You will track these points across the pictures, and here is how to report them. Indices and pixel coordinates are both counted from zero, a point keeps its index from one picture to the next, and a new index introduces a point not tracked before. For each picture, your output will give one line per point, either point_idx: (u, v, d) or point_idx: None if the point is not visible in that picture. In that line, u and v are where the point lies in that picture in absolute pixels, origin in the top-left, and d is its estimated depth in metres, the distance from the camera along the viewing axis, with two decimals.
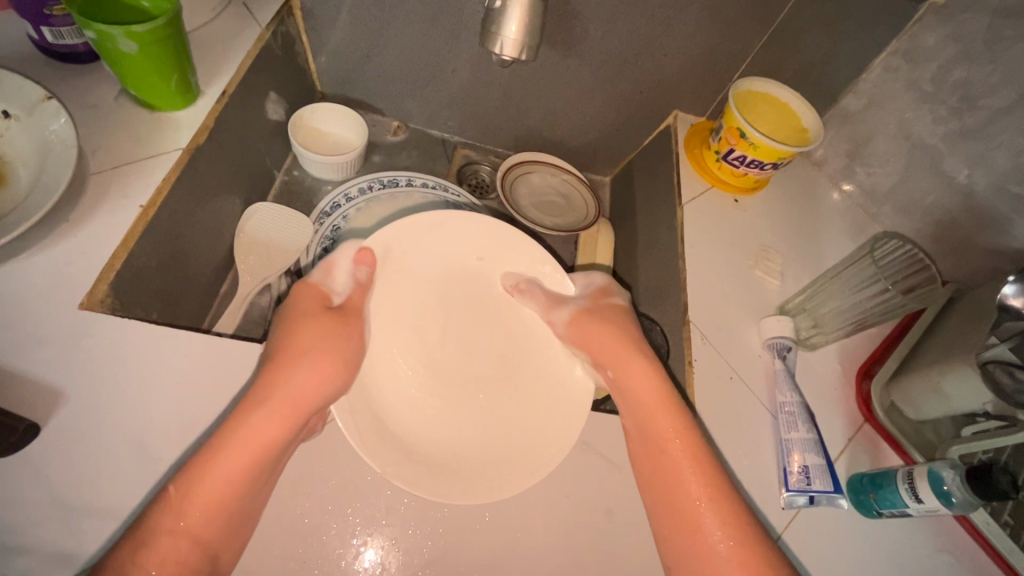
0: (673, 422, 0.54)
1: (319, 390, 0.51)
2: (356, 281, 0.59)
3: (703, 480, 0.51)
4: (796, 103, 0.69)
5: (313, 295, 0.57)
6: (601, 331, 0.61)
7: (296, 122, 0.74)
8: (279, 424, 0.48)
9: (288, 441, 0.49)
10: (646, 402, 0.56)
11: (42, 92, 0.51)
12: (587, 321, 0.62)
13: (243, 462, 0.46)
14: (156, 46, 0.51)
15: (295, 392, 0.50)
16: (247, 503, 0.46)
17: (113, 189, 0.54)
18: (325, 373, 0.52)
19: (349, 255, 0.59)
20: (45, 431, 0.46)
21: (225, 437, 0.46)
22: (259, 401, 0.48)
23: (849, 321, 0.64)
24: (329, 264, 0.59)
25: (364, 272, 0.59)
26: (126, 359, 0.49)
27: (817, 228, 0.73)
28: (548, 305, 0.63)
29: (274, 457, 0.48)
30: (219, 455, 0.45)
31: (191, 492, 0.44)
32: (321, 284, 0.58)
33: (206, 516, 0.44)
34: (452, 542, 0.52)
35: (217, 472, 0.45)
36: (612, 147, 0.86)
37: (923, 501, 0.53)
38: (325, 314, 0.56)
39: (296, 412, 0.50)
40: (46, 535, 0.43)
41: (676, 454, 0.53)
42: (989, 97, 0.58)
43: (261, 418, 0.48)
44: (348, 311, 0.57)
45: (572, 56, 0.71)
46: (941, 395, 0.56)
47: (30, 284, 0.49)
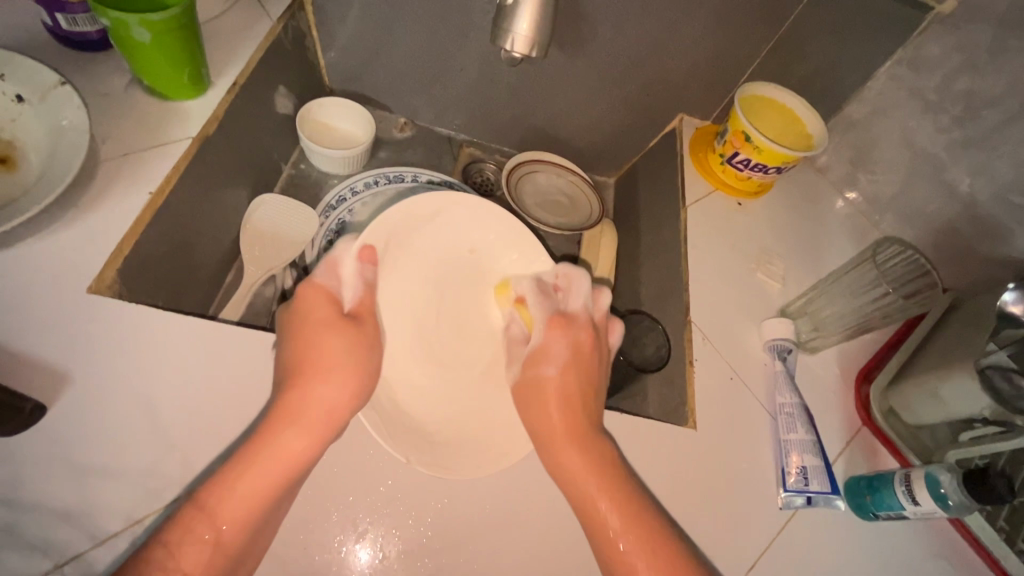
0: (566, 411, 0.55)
1: (349, 405, 0.51)
2: (364, 280, 0.57)
3: (614, 508, 0.50)
4: (802, 109, 0.70)
5: (320, 297, 0.54)
6: (559, 351, 0.58)
7: (305, 109, 0.74)
8: (311, 441, 0.48)
9: (318, 456, 0.49)
10: (546, 425, 0.55)
11: (56, 77, 0.52)
12: (551, 346, 0.58)
13: (277, 477, 0.46)
14: (170, 36, 0.52)
15: (325, 408, 0.50)
16: (274, 514, 0.47)
17: (122, 175, 0.54)
18: (353, 390, 0.52)
19: (352, 254, 0.57)
20: (50, 413, 0.46)
21: (259, 452, 0.46)
22: (291, 417, 0.48)
23: (850, 326, 0.65)
24: (332, 262, 0.57)
25: (369, 270, 0.57)
26: (127, 346, 0.49)
27: (820, 233, 0.74)
28: (542, 298, 0.62)
29: (303, 472, 0.48)
30: (250, 468, 0.45)
31: (221, 505, 0.44)
32: (327, 285, 0.55)
33: (237, 524, 0.44)
34: (454, 535, 0.51)
35: (248, 488, 0.45)
36: (617, 148, 0.87)
37: (921, 504, 0.53)
38: (340, 319, 0.54)
39: (327, 428, 0.50)
40: (49, 510, 0.43)
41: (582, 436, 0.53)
42: (993, 107, 0.59)
43: (293, 438, 0.47)
44: (360, 316, 0.56)
45: (580, 57, 0.71)
46: (939, 401, 0.57)
47: (35, 267, 0.49)
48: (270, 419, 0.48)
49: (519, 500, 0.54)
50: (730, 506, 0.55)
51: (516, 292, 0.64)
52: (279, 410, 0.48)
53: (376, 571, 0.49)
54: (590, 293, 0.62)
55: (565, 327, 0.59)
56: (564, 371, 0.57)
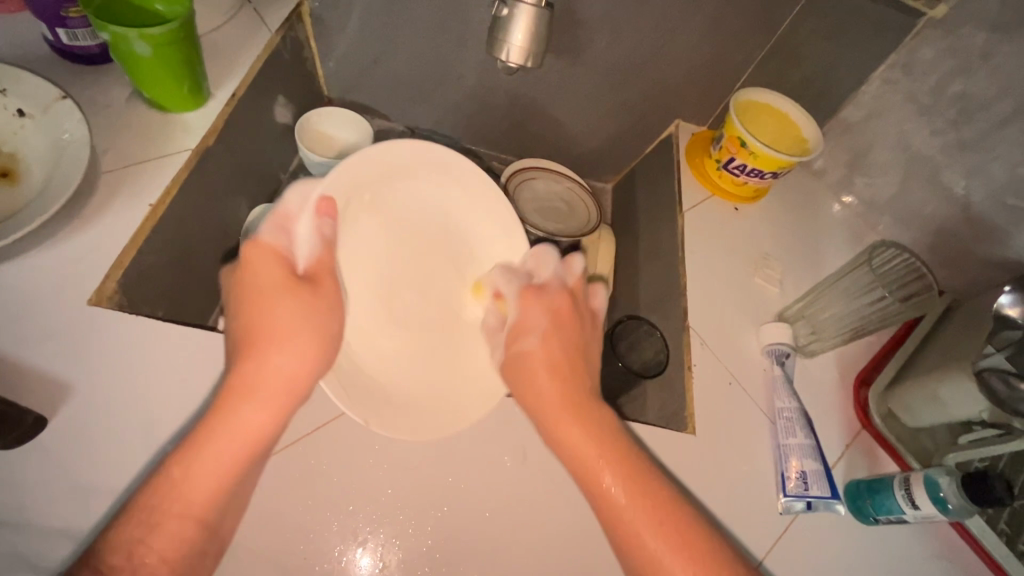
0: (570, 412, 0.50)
1: (309, 374, 0.48)
2: (322, 237, 0.50)
3: (617, 473, 0.47)
4: (797, 114, 0.70)
5: (267, 256, 0.49)
6: (538, 319, 0.55)
7: (311, 113, 0.75)
8: (271, 413, 0.46)
9: (279, 427, 0.47)
10: (539, 406, 0.52)
11: (57, 92, 0.52)
12: (531, 318, 0.55)
13: (240, 449, 0.45)
14: (171, 49, 0.52)
15: (282, 378, 0.47)
16: (239, 491, 0.45)
17: (123, 186, 0.54)
18: (315, 360, 0.48)
19: (307, 210, 0.50)
20: (51, 425, 0.46)
21: (218, 423, 0.45)
22: (246, 395, 0.46)
23: (847, 329, 0.66)
24: (285, 219, 0.50)
25: (328, 227, 0.50)
26: (126, 357, 0.49)
27: (817, 236, 0.74)
28: (510, 279, 0.59)
29: (266, 445, 0.46)
30: (211, 441, 0.44)
31: (187, 482, 0.43)
32: (275, 244, 0.50)
33: (200, 507, 0.43)
34: (455, 543, 0.51)
35: (210, 462, 0.43)
36: (614, 154, 0.87)
37: (920, 507, 0.53)
38: (294, 285, 0.49)
39: (290, 399, 0.47)
40: (50, 524, 0.43)
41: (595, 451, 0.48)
42: (987, 110, 0.59)
43: (252, 411, 0.46)
44: (317, 279, 0.50)
45: (576, 64, 0.72)
46: (938, 404, 0.57)
47: (36, 279, 0.49)
48: (227, 396, 0.45)
49: (520, 508, 0.54)
50: (730, 511, 0.55)
51: (492, 290, 0.61)
52: (232, 386, 0.46)
53: None
54: (561, 262, 0.60)
55: (539, 296, 0.56)
56: (548, 346, 0.54)
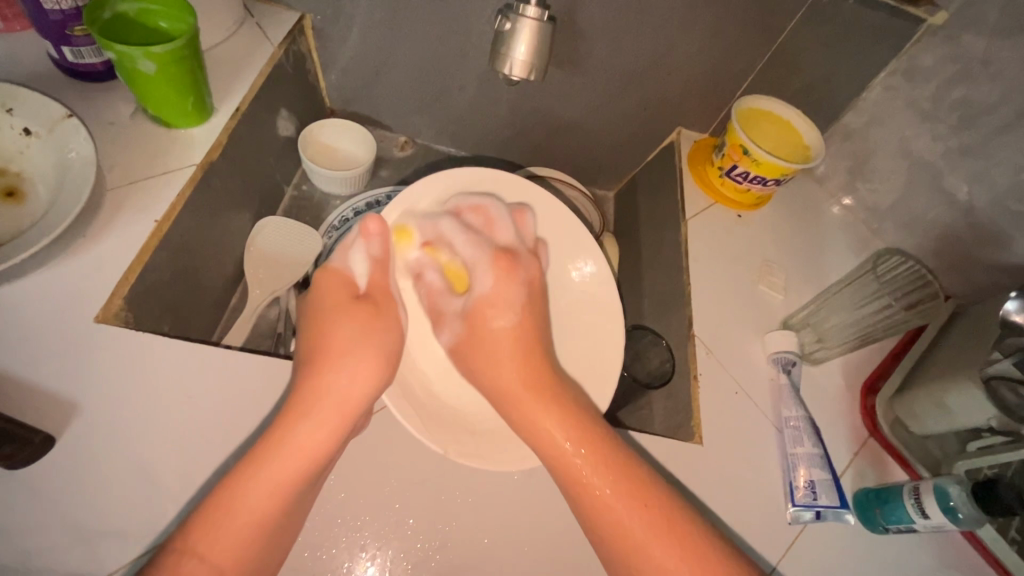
0: (563, 429, 0.50)
1: (364, 393, 0.51)
2: (372, 258, 0.57)
3: (599, 461, 0.49)
4: (799, 121, 0.70)
5: (338, 283, 0.57)
6: (511, 296, 0.58)
7: (319, 123, 0.76)
8: (329, 430, 0.48)
9: (340, 444, 0.49)
10: (504, 384, 0.54)
11: (63, 110, 0.53)
12: (507, 292, 0.58)
13: (297, 469, 0.46)
14: (174, 67, 0.52)
15: (340, 397, 0.50)
16: (298, 509, 0.47)
17: (128, 203, 0.55)
18: (371, 375, 0.52)
19: (358, 236, 0.58)
20: (59, 444, 0.46)
21: (274, 446, 0.46)
22: (307, 409, 0.48)
23: (852, 338, 0.66)
24: (345, 248, 0.58)
25: (377, 246, 0.57)
26: (133, 375, 0.49)
27: (820, 243, 0.74)
28: (471, 236, 0.60)
29: (322, 465, 0.48)
30: (269, 460, 0.45)
31: (242, 500, 0.44)
32: (342, 270, 0.58)
33: (241, 541, 0.43)
34: (461, 558, 0.51)
35: (265, 478, 0.45)
36: (616, 161, 0.87)
37: (930, 517, 0.53)
38: (353, 303, 0.55)
39: (346, 416, 0.50)
40: (60, 543, 0.43)
41: (575, 463, 0.49)
42: (988, 115, 0.59)
43: (310, 426, 0.48)
44: (375, 297, 0.57)
45: (577, 74, 0.72)
46: (945, 411, 0.57)
47: (43, 298, 0.50)
48: (285, 413, 0.48)
49: (526, 522, 0.53)
50: (737, 523, 0.55)
51: (422, 237, 0.59)
52: (293, 403, 0.49)
53: None
54: (511, 216, 0.61)
55: (511, 270, 0.58)
56: (523, 322, 0.57)
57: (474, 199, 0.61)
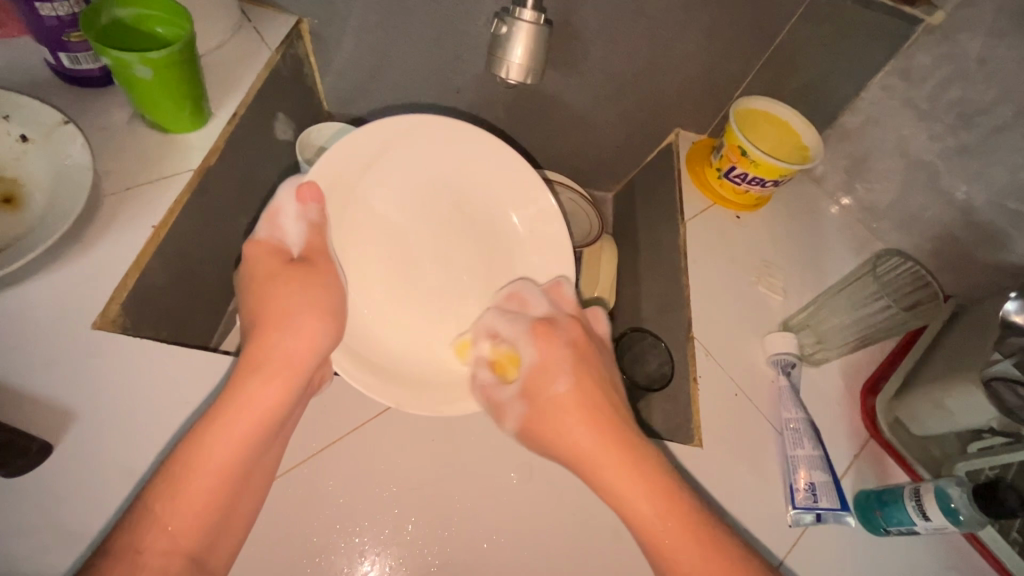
0: (650, 498, 0.47)
1: (311, 347, 0.52)
2: (309, 222, 0.55)
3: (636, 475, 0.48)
4: (796, 122, 0.70)
5: (268, 253, 0.55)
6: (561, 360, 0.55)
7: (315, 127, 0.75)
8: (277, 386, 0.49)
9: (293, 402, 0.50)
10: (576, 450, 0.51)
11: (59, 117, 0.52)
12: (555, 356, 0.55)
13: (253, 423, 0.47)
14: (171, 72, 0.52)
15: (286, 354, 0.51)
16: (259, 462, 0.48)
17: (125, 209, 0.55)
18: (315, 330, 0.52)
19: (291, 201, 0.55)
20: (57, 452, 0.46)
21: (225, 403, 0.46)
22: (254, 367, 0.49)
23: (853, 338, 0.65)
24: (274, 213, 0.56)
25: (313, 211, 0.55)
26: (130, 381, 0.49)
27: (819, 243, 0.74)
28: (509, 320, 0.61)
29: (280, 420, 0.49)
30: (224, 416, 0.46)
31: (205, 458, 0.44)
32: (270, 239, 0.56)
33: (199, 511, 0.43)
34: (461, 562, 0.51)
35: (217, 442, 0.45)
36: (615, 163, 0.87)
37: (931, 519, 0.53)
38: (289, 268, 0.54)
39: (295, 372, 0.50)
40: (57, 549, 0.43)
41: (666, 524, 0.47)
42: (986, 115, 0.59)
43: (258, 385, 0.48)
44: (312, 260, 0.55)
45: (575, 75, 0.72)
46: (945, 412, 0.57)
47: (40, 305, 0.50)
48: (235, 372, 0.49)
49: (526, 526, 0.53)
50: (738, 526, 0.55)
51: (477, 344, 0.61)
52: (246, 361, 0.50)
53: None
54: (545, 292, 0.62)
55: (550, 335, 0.56)
56: (577, 383, 0.54)
57: (510, 288, 0.63)
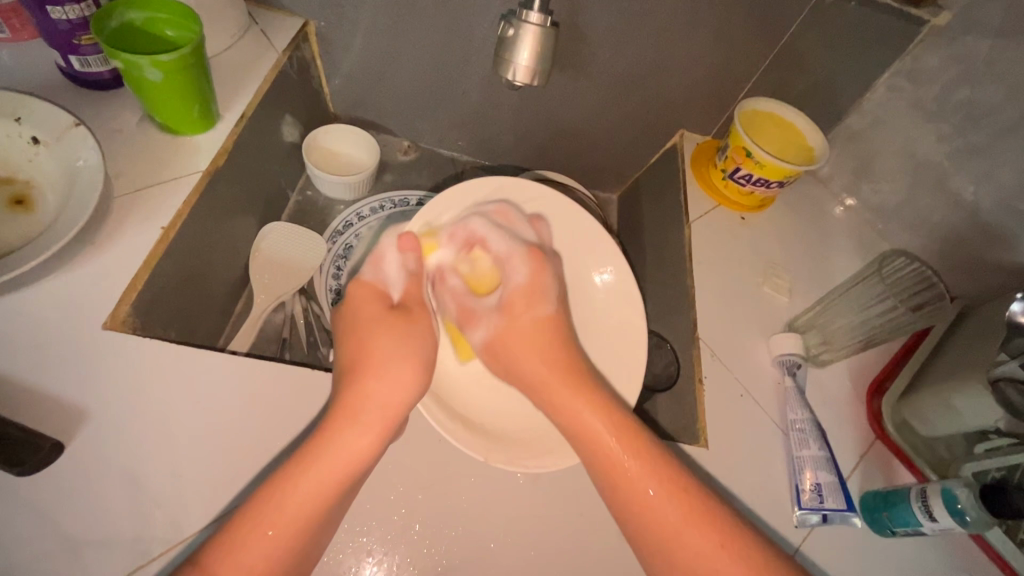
0: (615, 434, 0.51)
1: (406, 398, 0.52)
2: (407, 270, 0.59)
3: (641, 456, 0.50)
4: (802, 123, 0.70)
5: (370, 295, 0.58)
6: (546, 284, 0.60)
7: (324, 129, 0.77)
8: (373, 435, 0.49)
9: (380, 451, 0.50)
10: (537, 377, 0.56)
11: (71, 119, 0.53)
12: (542, 283, 0.60)
13: (338, 475, 0.46)
14: (181, 75, 0.53)
15: (383, 403, 0.51)
16: (333, 516, 0.46)
17: (135, 210, 0.55)
18: (410, 381, 0.53)
19: (393, 246, 0.60)
20: (68, 451, 0.46)
21: (321, 449, 0.47)
22: (352, 415, 0.49)
23: (857, 339, 0.65)
24: (376, 257, 0.60)
25: (411, 258, 0.59)
26: (141, 381, 0.50)
27: (824, 245, 0.74)
28: (502, 233, 0.61)
29: (365, 469, 0.48)
30: (317, 463, 0.46)
31: (286, 506, 0.44)
32: (374, 281, 0.59)
33: (273, 559, 0.43)
34: (469, 561, 0.51)
35: (303, 490, 0.45)
36: (620, 164, 0.87)
37: (938, 520, 0.52)
38: (388, 313, 0.57)
39: (389, 422, 0.51)
40: (71, 547, 0.44)
41: (626, 468, 0.49)
42: (993, 116, 0.59)
43: (355, 432, 0.48)
44: (409, 305, 0.58)
45: (581, 76, 0.72)
46: (953, 412, 0.57)
47: (52, 306, 0.50)
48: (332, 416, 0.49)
49: (533, 527, 0.53)
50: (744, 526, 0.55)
51: (466, 237, 0.62)
52: (340, 407, 0.50)
53: None
54: (529, 222, 0.63)
55: (542, 259, 0.60)
56: (558, 313, 0.60)
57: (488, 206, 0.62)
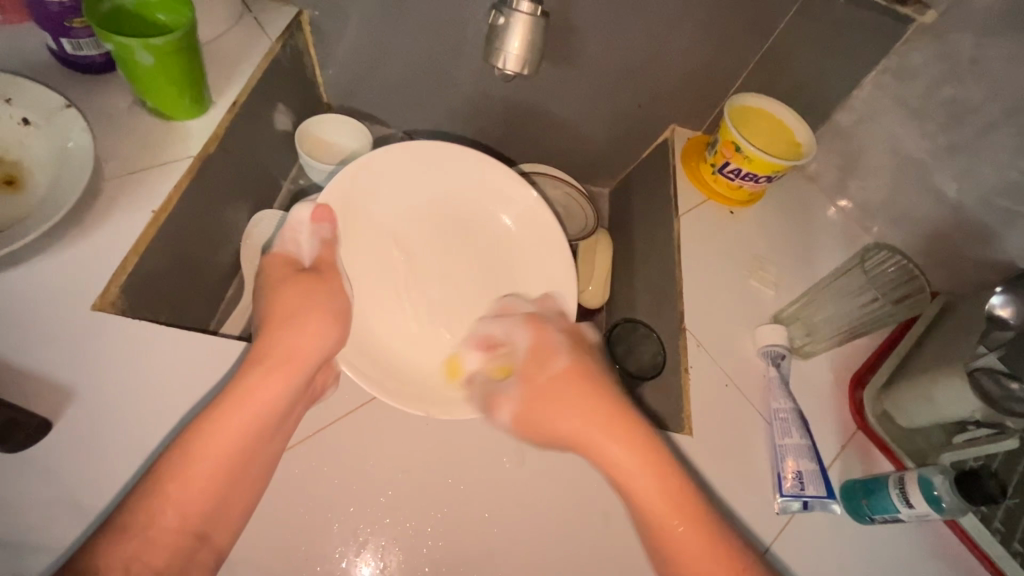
0: (652, 477, 0.49)
1: (313, 344, 0.52)
2: (321, 240, 0.58)
3: (625, 444, 0.50)
4: (790, 119, 0.71)
5: (282, 262, 0.57)
6: (557, 340, 0.57)
7: (320, 118, 0.77)
8: (278, 379, 0.49)
9: (291, 397, 0.50)
10: (575, 433, 0.51)
11: (62, 101, 0.53)
12: (547, 342, 0.57)
13: (253, 416, 0.47)
14: (174, 59, 0.53)
15: (289, 348, 0.51)
16: (258, 454, 0.48)
17: (126, 193, 0.55)
18: (319, 329, 0.53)
19: (304, 217, 0.57)
20: (56, 429, 0.47)
21: (225, 395, 0.47)
22: (257, 360, 0.50)
23: (842, 331, 0.66)
24: (291, 229, 0.58)
25: (325, 229, 0.57)
26: (129, 362, 0.50)
27: (811, 239, 0.75)
28: (488, 350, 0.60)
29: (277, 415, 0.49)
30: (224, 407, 0.47)
31: (196, 452, 0.45)
32: (288, 250, 0.58)
33: (197, 501, 0.44)
34: (454, 543, 0.51)
35: (212, 439, 0.45)
36: (611, 158, 0.88)
37: (915, 506, 0.54)
38: (299, 274, 0.56)
39: (295, 365, 0.50)
40: (58, 523, 0.44)
41: (669, 516, 0.48)
42: (977, 113, 0.60)
43: (257, 376, 0.49)
44: (322, 269, 0.57)
45: (572, 69, 0.73)
46: (932, 403, 0.58)
47: (40, 286, 0.50)
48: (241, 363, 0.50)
49: (519, 510, 0.54)
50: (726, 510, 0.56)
51: (468, 369, 0.59)
52: (251, 355, 0.50)
53: None
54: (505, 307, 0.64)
55: (541, 323, 0.59)
56: (575, 360, 0.56)
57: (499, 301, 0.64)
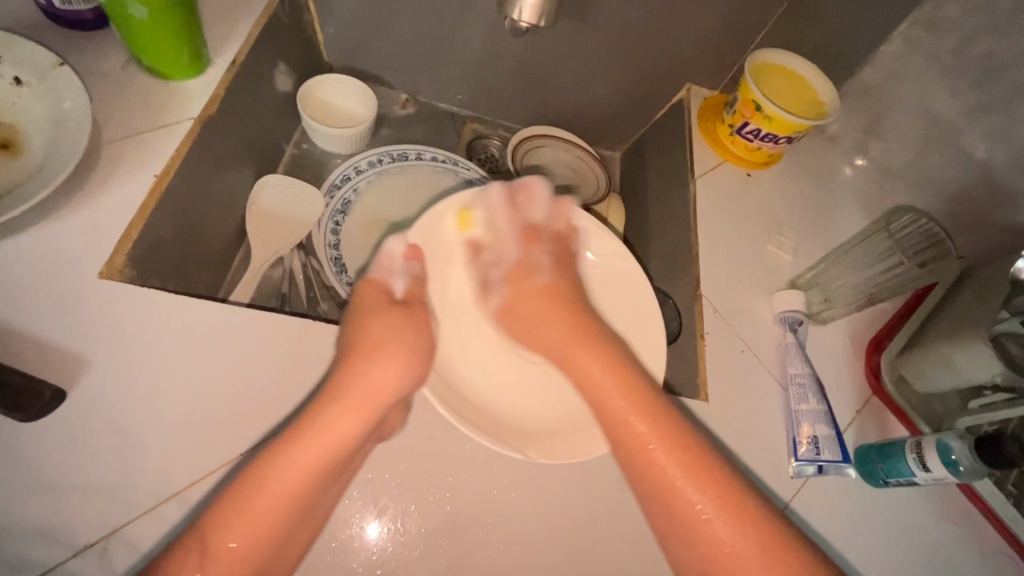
0: (677, 463, 0.47)
1: (395, 384, 0.50)
2: (412, 274, 0.57)
3: (655, 428, 0.49)
4: (813, 76, 0.68)
5: (375, 290, 0.56)
6: (542, 257, 0.59)
7: (320, 79, 0.74)
8: (356, 418, 0.48)
9: (366, 435, 0.48)
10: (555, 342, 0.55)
11: (55, 59, 0.51)
12: (532, 258, 0.59)
13: (323, 461, 0.45)
14: (169, 12, 0.50)
15: (369, 387, 0.49)
16: (323, 496, 0.46)
17: (127, 157, 0.53)
18: (398, 368, 0.51)
19: (398, 251, 0.57)
20: (70, 399, 0.46)
21: (299, 431, 0.46)
22: (334, 396, 0.48)
23: (860, 296, 0.65)
24: (383, 261, 0.57)
25: (417, 266, 0.57)
26: (139, 331, 0.49)
27: (831, 203, 0.73)
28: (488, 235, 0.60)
29: (351, 454, 0.47)
30: (305, 445, 0.45)
31: (268, 486, 0.44)
32: (382, 279, 0.57)
33: (253, 540, 0.43)
34: (473, 509, 0.51)
35: (281, 481, 0.44)
36: (625, 120, 0.85)
37: (932, 470, 0.53)
38: (392, 307, 0.55)
39: (374, 407, 0.49)
40: (77, 491, 0.44)
41: (686, 496, 0.47)
42: (1012, 69, 0.57)
43: (337, 416, 0.47)
44: (411, 301, 0.56)
45: (586, 25, 0.69)
46: (949, 368, 0.57)
47: (42, 254, 0.49)
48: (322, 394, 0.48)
49: (537, 476, 0.53)
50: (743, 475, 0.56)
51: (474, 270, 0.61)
52: (333, 387, 0.49)
53: (398, 543, 0.48)
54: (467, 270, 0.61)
55: (536, 238, 0.60)
56: (557, 279, 0.58)
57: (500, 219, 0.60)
